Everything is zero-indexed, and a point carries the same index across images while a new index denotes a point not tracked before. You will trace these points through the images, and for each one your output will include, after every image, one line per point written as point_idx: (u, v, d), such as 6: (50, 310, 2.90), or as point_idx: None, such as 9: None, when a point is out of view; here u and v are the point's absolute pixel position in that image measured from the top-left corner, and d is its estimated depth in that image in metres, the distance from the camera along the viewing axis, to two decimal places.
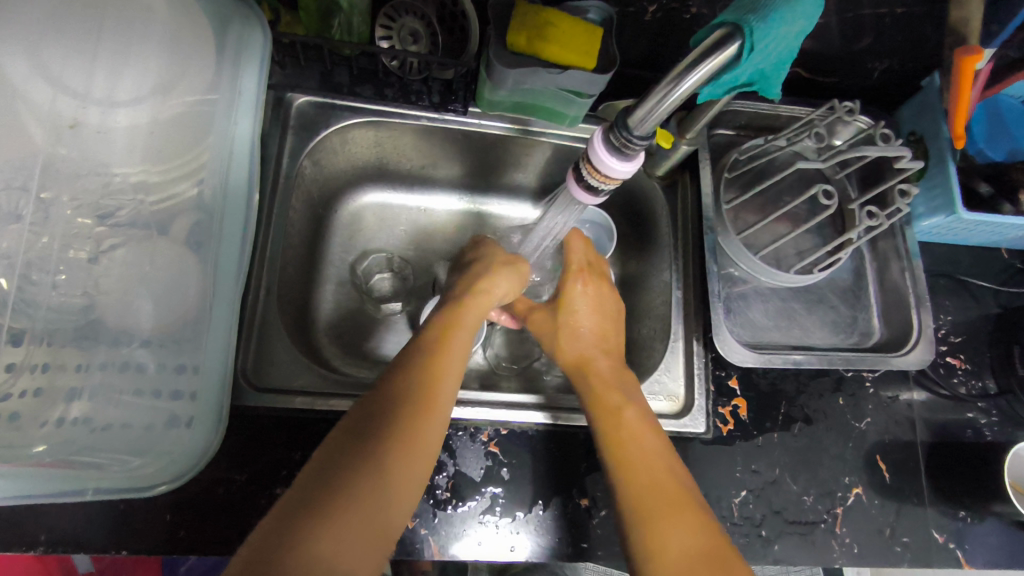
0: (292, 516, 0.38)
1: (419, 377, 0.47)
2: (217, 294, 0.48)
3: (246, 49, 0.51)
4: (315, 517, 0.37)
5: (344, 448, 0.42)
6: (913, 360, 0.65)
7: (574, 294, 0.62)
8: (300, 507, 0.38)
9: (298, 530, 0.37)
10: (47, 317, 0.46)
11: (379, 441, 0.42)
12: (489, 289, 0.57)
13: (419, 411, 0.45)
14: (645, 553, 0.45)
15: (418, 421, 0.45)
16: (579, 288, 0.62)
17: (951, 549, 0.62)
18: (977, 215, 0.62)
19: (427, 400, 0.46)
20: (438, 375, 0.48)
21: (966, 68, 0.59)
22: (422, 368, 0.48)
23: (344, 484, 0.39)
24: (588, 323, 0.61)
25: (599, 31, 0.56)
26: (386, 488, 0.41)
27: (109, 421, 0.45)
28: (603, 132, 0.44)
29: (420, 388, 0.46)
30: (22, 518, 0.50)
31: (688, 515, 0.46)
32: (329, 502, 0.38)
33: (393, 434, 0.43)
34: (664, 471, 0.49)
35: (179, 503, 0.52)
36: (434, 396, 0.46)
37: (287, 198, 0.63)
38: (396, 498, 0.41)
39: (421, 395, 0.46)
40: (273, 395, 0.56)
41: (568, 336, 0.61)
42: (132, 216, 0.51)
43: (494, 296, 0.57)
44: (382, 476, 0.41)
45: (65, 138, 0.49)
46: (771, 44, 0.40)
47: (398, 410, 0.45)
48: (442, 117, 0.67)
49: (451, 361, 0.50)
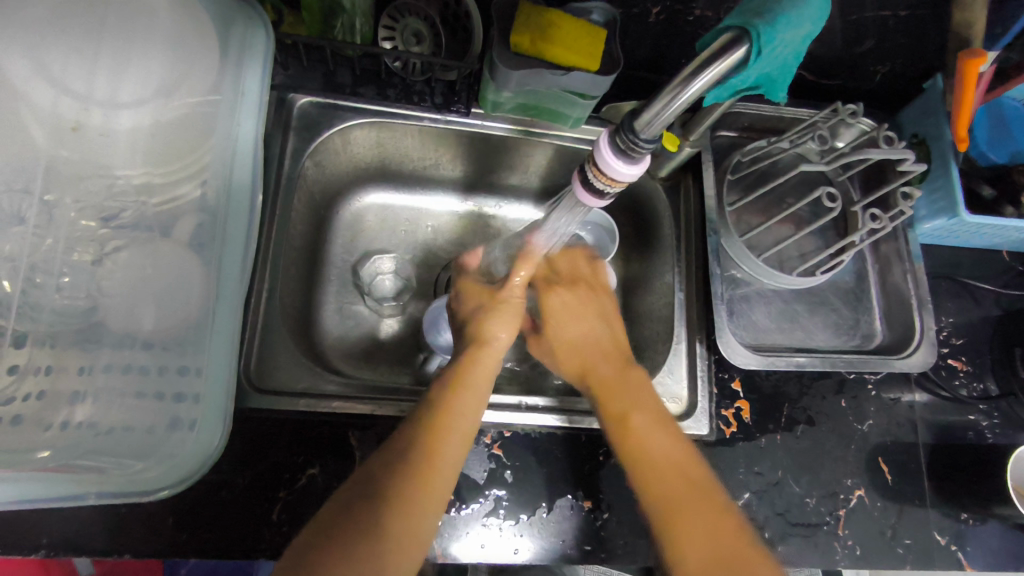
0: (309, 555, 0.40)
1: (435, 408, 0.49)
2: (221, 296, 0.47)
3: (248, 49, 0.51)
4: (335, 557, 0.40)
5: (364, 485, 0.45)
6: (915, 362, 0.65)
7: (555, 305, 0.60)
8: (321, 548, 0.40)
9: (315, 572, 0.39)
10: (51, 319, 0.46)
11: (396, 478, 0.45)
12: (486, 333, 0.54)
13: (435, 440, 0.47)
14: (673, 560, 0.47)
15: (433, 445, 0.47)
16: (557, 297, 0.60)
17: (952, 551, 0.62)
18: (980, 217, 0.63)
19: (440, 429, 0.48)
20: (454, 405, 0.50)
21: (969, 72, 0.58)
22: (437, 399, 0.50)
23: (365, 525, 0.42)
24: (579, 325, 0.60)
25: (602, 32, 0.56)
26: (403, 525, 0.43)
27: (112, 425, 0.45)
28: (608, 135, 0.43)
29: (436, 419, 0.48)
30: (22, 522, 0.49)
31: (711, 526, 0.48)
32: (347, 534, 0.41)
33: (408, 468, 0.45)
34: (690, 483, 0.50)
35: (183, 505, 0.52)
36: (447, 426, 0.48)
37: (289, 199, 0.63)
38: (412, 530, 0.44)
39: (433, 424, 0.48)
40: (275, 398, 0.56)
41: (568, 353, 0.59)
42: (135, 218, 0.50)
43: (499, 344, 0.54)
44: (400, 515, 0.43)
45: (66, 140, 0.49)
46: (778, 48, 0.40)
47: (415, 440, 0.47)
48: (445, 118, 0.67)
49: (470, 393, 0.51)
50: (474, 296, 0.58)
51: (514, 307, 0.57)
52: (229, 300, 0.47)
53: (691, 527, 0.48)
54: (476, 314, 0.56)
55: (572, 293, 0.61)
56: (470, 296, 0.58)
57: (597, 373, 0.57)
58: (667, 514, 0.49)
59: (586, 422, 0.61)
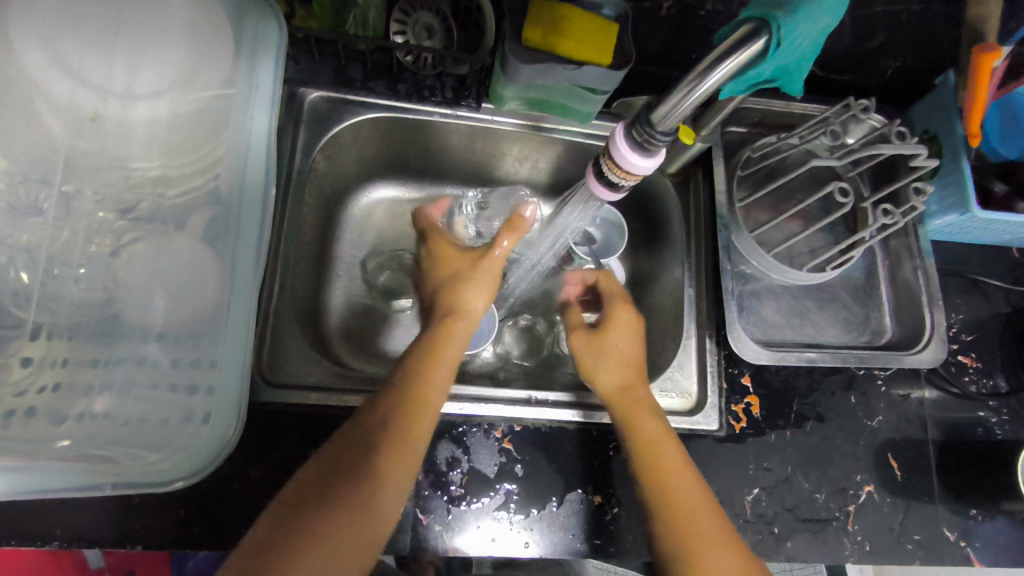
0: (285, 521, 0.41)
1: (416, 383, 0.50)
2: (234, 289, 0.47)
3: (261, 42, 0.51)
4: (309, 526, 0.41)
5: (342, 457, 0.45)
6: (925, 358, 0.65)
7: (619, 320, 0.61)
8: (299, 515, 0.42)
9: (291, 539, 0.40)
10: (70, 311, 0.47)
11: (376, 452, 0.45)
12: (465, 304, 0.56)
13: (416, 416, 0.48)
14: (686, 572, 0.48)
15: (409, 423, 0.48)
16: (625, 314, 0.61)
17: (961, 547, 0.62)
18: (992, 214, 0.63)
19: (421, 406, 0.49)
20: (434, 381, 0.51)
21: (984, 66, 0.59)
22: (418, 374, 0.50)
23: (343, 498, 0.43)
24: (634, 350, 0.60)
25: (614, 27, 0.56)
26: (382, 499, 0.44)
27: (129, 416, 0.45)
28: (624, 128, 0.44)
29: (417, 396, 0.49)
30: (37, 513, 0.50)
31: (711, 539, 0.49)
32: (322, 510, 0.42)
33: (387, 443, 0.46)
34: (697, 496, 0.51)
35: (194, 498, 0.52)
36: (426, 402, 0.49)
37: (300, 193, 0.63)
38: (387, 505, 0.45)
39: (415, 401, 0.49)
40: (286, 391, 0.56)
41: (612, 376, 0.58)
42: (152, 210, 0.51)
43: (475, 312, 0.56)
44: (377, 486, 0.44)
45: (85, 132, 0.50)
46: (797, 40, 0.40)
47: (395, 416, 0.48)
48: (454, 113, 0.67)
49: (445, 366, 0.52)
50: (451, 259, 0.59)
51: (492, 276, 0.58)
52: (242, 292, 0.47)
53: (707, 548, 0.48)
54: (453, 281, 0.57)
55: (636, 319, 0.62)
56: (447, 258, 0.59)
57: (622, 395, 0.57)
58: (677, 529, 0.49)
59: (595, 417, 0.61)
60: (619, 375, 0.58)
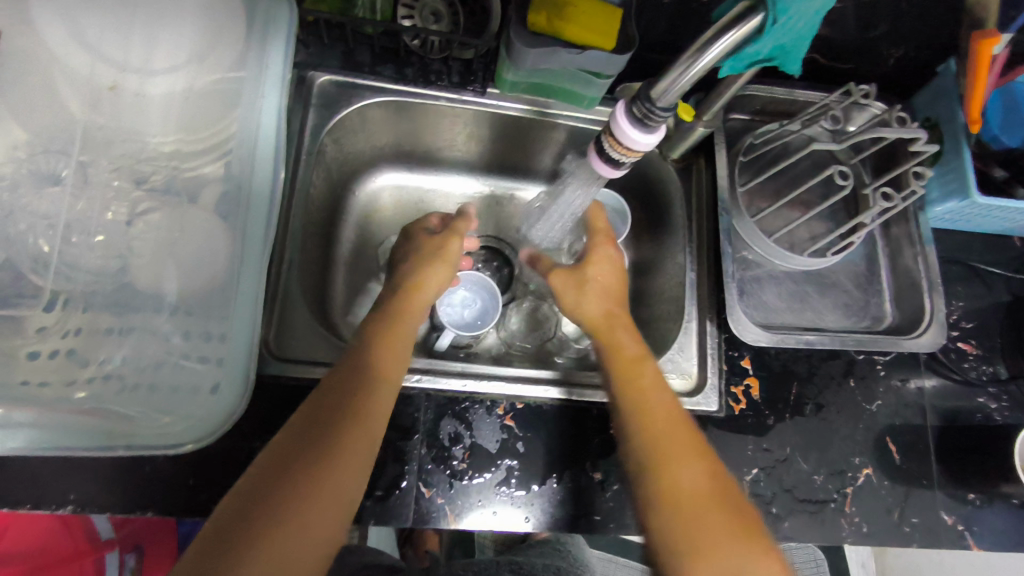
0: (250, 501, 0.42)
1: (377, 368, 0.51)
2: (245, 260, 0.48)
3: (273, 22, 0.52)
4: (271, 506, 0.42)
5: (297, 441, 0.46)
6: (925, 343, 0.65)
7: (605, 257, 0.63)
8: (263, 485, 0.43)
9: (250, 527, 0.41)
10: (85, 279, 0.48)
11: (331, 434, 0.46)
12: (424, 282, 0.59)
13: (369, 398, 0.49)
14: (682, 549, 0.46)
15: (363, 403, 0.49)
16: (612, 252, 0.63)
17: (960, 532, 0.63)
18: (991, 199, 0.63)
19: (378, 389, 0.51)
20: (388, 370, 0.52)
21: (983, 52, 0.60)
22: (374, 360, 0.52)
23: (300, 480, 0.43)
24: (611, 292, 0.62)
25: (618, 11, 0.57)
26: (339, 481, 0.45)
27: (140, 381, 0.46)
28: (625, 104, 0.45)
29: (380, 384, 0.51)
30: (50, 479, 0.51)
31: (702, 509, 0.48)
32: (284, 488, 0.43)
33: (342, 429, 0.47)
34: (695, 467, 0.50)
35: (203, 467, 0.53)
36: (381, 391, 0.51)
37: (310, 174, 0.65)
38: (348, 478, 0.46)
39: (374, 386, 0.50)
40: (295, 365, 0.58)
41: (593, 307, 0.61)
42: (166, 181, 0.52)
43: (428, 293, 0.59)
44: (333, 462, 0.45)
45: (104, 100, 0.52)
46: (793, 19, 0.40)
47: (349, 401, 0.49)
48: (461, 98, 0.68)
49: (395, 349, 0.54)
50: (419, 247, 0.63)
51: (450, 257, 0.61)
52: (252, 263, 0.48)
53: (703, 522, 0.47)
54: (416, 276, 0.60)
55: (608, 262, 0.63)
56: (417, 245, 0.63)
57: (614, 361, 0.57)
58: (667, 504, 0.48)
59: (566, 393, 0.62)
60: (597, 302, 0.61)
